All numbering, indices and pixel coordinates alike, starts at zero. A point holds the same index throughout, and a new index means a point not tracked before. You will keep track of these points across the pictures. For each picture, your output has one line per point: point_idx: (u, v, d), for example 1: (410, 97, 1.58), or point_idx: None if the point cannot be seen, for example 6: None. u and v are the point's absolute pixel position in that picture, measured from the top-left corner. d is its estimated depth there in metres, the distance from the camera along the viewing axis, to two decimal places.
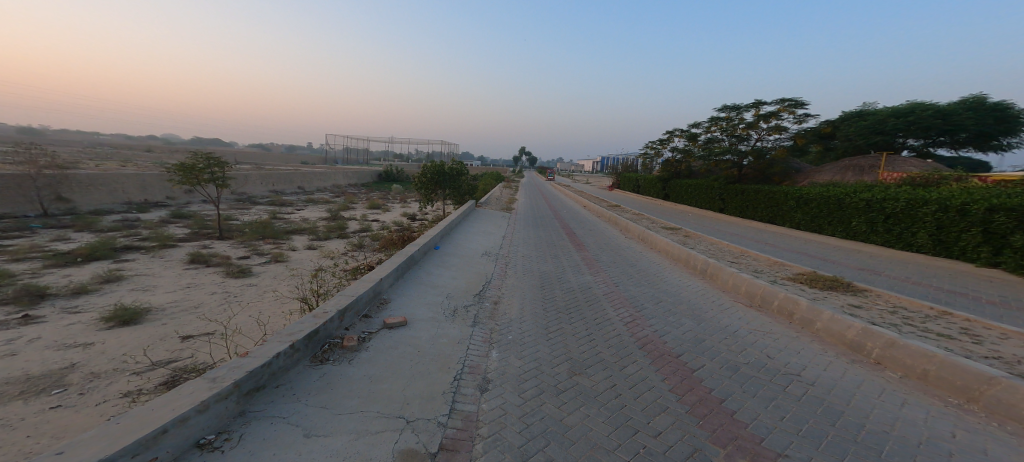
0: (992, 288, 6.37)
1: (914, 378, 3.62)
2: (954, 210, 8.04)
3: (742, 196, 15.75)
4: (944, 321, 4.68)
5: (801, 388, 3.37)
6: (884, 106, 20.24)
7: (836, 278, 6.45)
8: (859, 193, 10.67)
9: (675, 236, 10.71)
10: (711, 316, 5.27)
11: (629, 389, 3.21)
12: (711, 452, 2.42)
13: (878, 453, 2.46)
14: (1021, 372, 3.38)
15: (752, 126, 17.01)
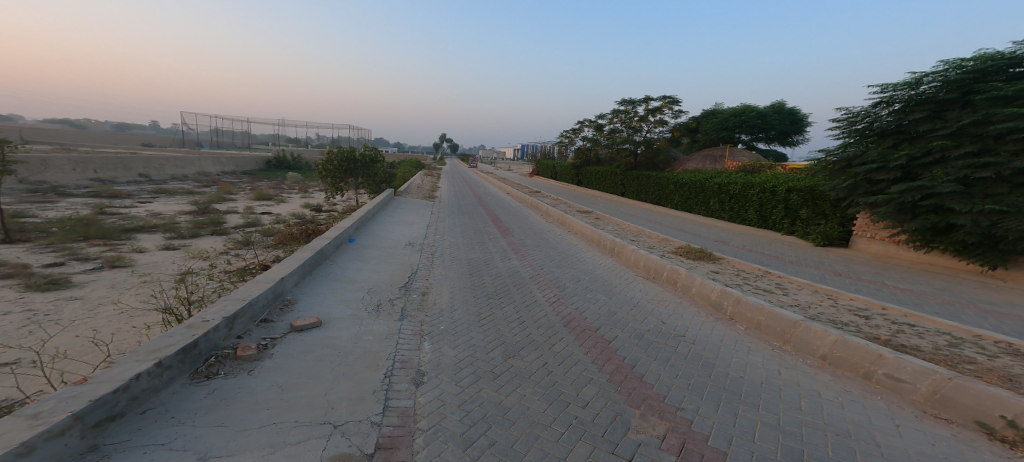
0: (791, 251, 8.21)
1: (751, 327, 4.60)
2: (773, 190, 10.15)
3: (636, 182, 17.69)
4: (767, 279, 6.00)
5: (689, 348, 4.04)
6: (726, 107, 24.96)
7: (705, 250, 7.72)
8: (713, 179, 12.74)
9: (587, 219, 11.60)
10: (619, 290, 5.95)
11: (559, 365, 3.52)
12: (629, 413, 2.82)
13: (738, 396, 3.13)
14: (810, 314, 4.51)
15: (644, 119, 19.06)
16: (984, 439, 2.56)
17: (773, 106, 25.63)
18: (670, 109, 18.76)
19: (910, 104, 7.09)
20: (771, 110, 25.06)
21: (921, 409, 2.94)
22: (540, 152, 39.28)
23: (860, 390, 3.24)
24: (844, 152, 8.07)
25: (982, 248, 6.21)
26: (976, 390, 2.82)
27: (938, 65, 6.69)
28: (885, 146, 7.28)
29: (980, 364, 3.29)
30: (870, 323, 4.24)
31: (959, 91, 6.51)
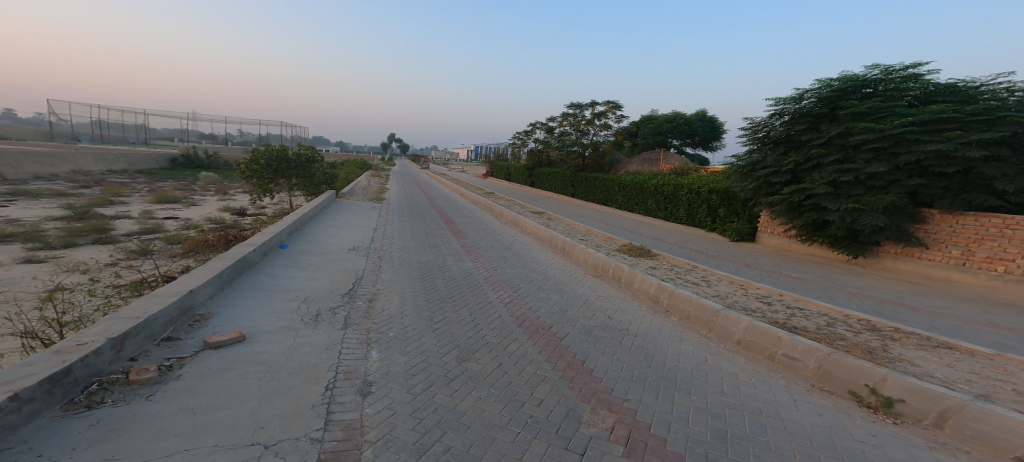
0: (715, 246, 8.96)
1: (682, 318, 4.96)
2: (699, 190, 11.04)
3: (584, 183, 18.37)
4: (696, 272, 6.50)
5: (632, 341, 4.26)
6: (662, 114, 26.88)
7: (645, 248, 8.20)
8: (651, 180, 13.56)
9: (540, 219, 11.79)
10: (570, 288, 6.13)
11: (514, 366, 3.54)
12: (581, 408, 2.91)
13: (675, 383, 3.35)
14: (730, 302, 4.98)
15: (590, 123, 19.86)
16: (856, 407, 2.98)
17: (702, 114, 28.07)
18: (614, 113, 19.72)
19: (794, 116, 8.13)
20: (698, 117, 27.28)
21: (811, 383, 3.35)
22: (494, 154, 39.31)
23: (765, 370, 3.62)
24: (749, 157, 9.00)
25: (847, 239, 7.40)
26: (849, 363, 3.28)
27: (814, 82, 7.74)
28: (778, 152, 8.27)
29: (850, 339, 3.84)
30: (772, 308, 4.77)
31: (830, 106, 7.60)
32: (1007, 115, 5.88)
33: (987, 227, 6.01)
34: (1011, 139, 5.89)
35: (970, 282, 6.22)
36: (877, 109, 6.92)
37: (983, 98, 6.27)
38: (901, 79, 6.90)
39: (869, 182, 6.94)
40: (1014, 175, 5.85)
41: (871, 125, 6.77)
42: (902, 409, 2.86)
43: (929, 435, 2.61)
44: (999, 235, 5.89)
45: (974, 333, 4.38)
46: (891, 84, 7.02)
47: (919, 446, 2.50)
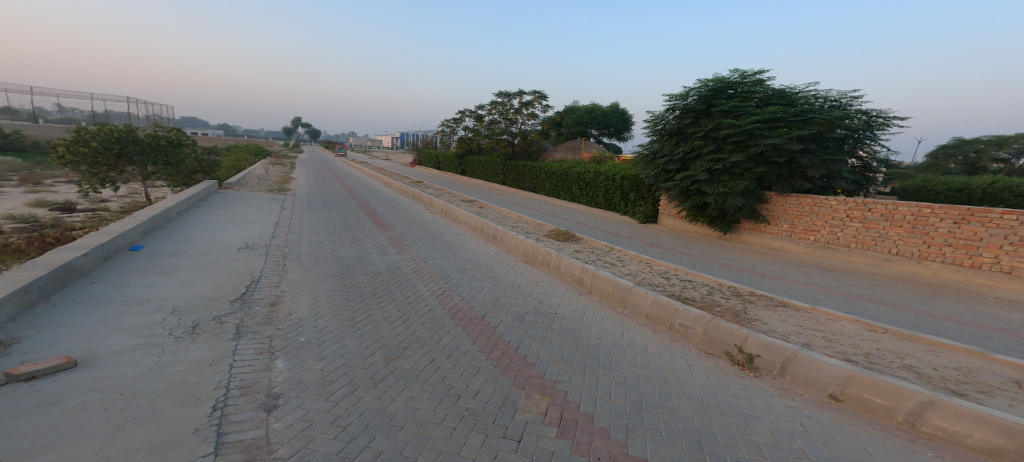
0: (629, 229, 9.68)
1: (603, 297, 5.16)
2: (614, 177, 11.76)
3: (514, 172, 18.49)
4: (614, 254, 6.83)
5: (561, 323, 4.21)
6: (583, 106, 28.27)
7: (570, 232, 8.45)
8: (574, 168, 14.05)
9: (470, 208, 11.49)
10: (502, 275, 5.89)
11: (447, 359, 3.21)
12: (516, 395, 2.77)
13: (597, 361, 3.40)
14: (640, 280, 5.31)
15: (518, 112, 20.01)
16: (730, 366, 3.35)
17: (616, 106, 30.19)
18: (540, 103, 20.08)
19: (680, 111, 8.92)
20: (613, 109, 29.11)
21: (699, 349, 3.71)
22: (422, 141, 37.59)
23: (666, 340, 3.93)
24: (650, 146, 9.69)
25: (717, 218, 8.65)
26: (723, 327, 3.69)
27: (695, 82, 8.55)
28: (670, 144, 9.11)
29: (722, 305, 4.37)
30: (675, 283, 5.18)
31: (706, 103, 8.52)
32: (814, 117, 7.28)
33: (802, 205, 7.53)
34: (816, 136, 7.30)
35: (793, 248, 7.74)
36: (736, 108, 8.01)
37: (802, 101, 7.60)
38: (751, 83, 8.01)
39: (730, 170, 8.14)
40: (818, 164, 7.32)
41: (731, 123, 7.83)
42: (760, 362, 3.31)
43: (783, 384, 3.04)
44: (811, 211, 7.41)
45: (797, 291, 5.32)
46: (745, 87, 8.12)
47: (772, 395, 2.90)
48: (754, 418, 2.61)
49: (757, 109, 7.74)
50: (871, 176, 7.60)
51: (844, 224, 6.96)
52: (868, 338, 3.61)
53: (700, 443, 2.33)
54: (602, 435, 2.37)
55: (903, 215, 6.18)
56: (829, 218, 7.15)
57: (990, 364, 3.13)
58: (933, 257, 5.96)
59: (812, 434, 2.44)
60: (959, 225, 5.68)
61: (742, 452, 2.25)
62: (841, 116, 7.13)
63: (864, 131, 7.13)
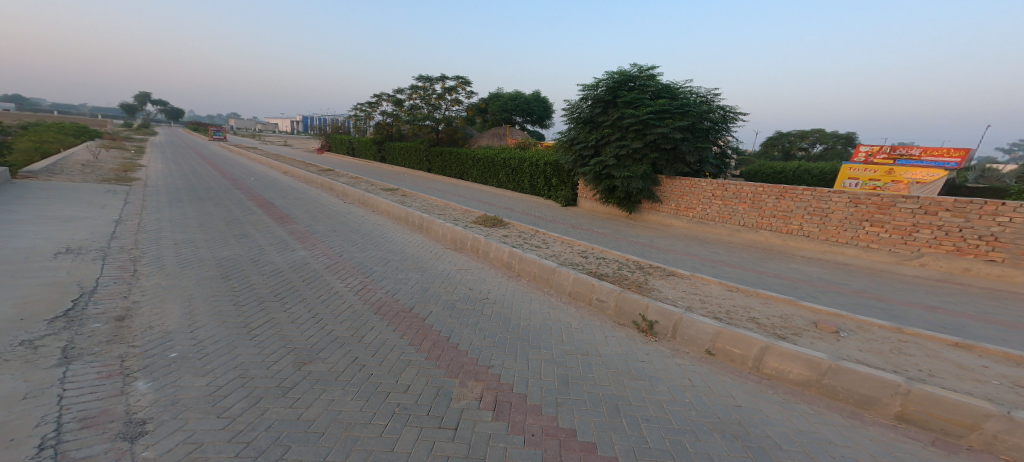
0: (553, 212, 10.05)
1: (530, 279, 5.27)
2: (537, 163, 12.09)
3: (440, 159, 17.94)
4: (539, 237, 6.99)
5: (492, 308, 4.18)
6: (508, 93, 28.46)
7: (498, 218, 8.44)
8: (499, 154, 14.09)
9: (393, 197, 10.81)
10: (429, 264, 5.67)
11: (372, 357, 2.97)
12: (450, 384, 2.66)
13: (528, 341, 3.44)
14: (563, 260, 5.51)
15: (441, 97, 19.36)
16: (642, 333, 3.66)
17: (539, 94, 30.96)
18: (464, 90, 19.64)
19: (589, 100, 9.39)
20: (534, 97, 29.81)
21: (613, 321, 3.99)
22: (334, 124, 34.26)
23: (586, 315, 4.14)
24: (567, 133, 10.09)
25: (624, 200, 9.46)
26: (631, 297, 4.02)
27: (603, 74, 9.03)
28: (584, 131, 9.57)
29: (630, 278, 4.77)
30: (593, 261, 5.49)
31: (612, 94, 9.07)
32: (692, 110, 8.42)
33: (682, 186, 8.64)
34: (692, 126, 8.49)
35: (677, 224, 8.84)
36: (635, 100, 8.71)
37: (683, 95, 8.59)
38: (646, 77, 8.70)
39: (631, 156, 8.91)
40: (694, 151, 8.53)
41: (631, 113, 8.47)
42: (660, 327, 3.66)
43: (675, 345, 3.43)
44: (689, 192, 8.53)
45: (685, 262, 5.96)
46: (641, 80, 8.78)
47: (669, 356, 3.23)
48: (658, 379, 2.87)
49: (651, 102, 8.55)
50: (727, 161, 9.27)
51: (711, 201, 8.21)
52: (728, 297, 4.23)
53: (620, 408, 2.48)
54: (535, 412, 2.41)
55: (747, 194, 7.65)
56: (702, 197, 8.35)
57: (799, 310, 3.91)
58: (767, 225, 7.45)
59: (696, 387, 2.77)
60: (779, 199, 7.24)
61: (651, 411, 2.45)
62: (708, 110, 8.43)
63: (722, 123, 8.62)
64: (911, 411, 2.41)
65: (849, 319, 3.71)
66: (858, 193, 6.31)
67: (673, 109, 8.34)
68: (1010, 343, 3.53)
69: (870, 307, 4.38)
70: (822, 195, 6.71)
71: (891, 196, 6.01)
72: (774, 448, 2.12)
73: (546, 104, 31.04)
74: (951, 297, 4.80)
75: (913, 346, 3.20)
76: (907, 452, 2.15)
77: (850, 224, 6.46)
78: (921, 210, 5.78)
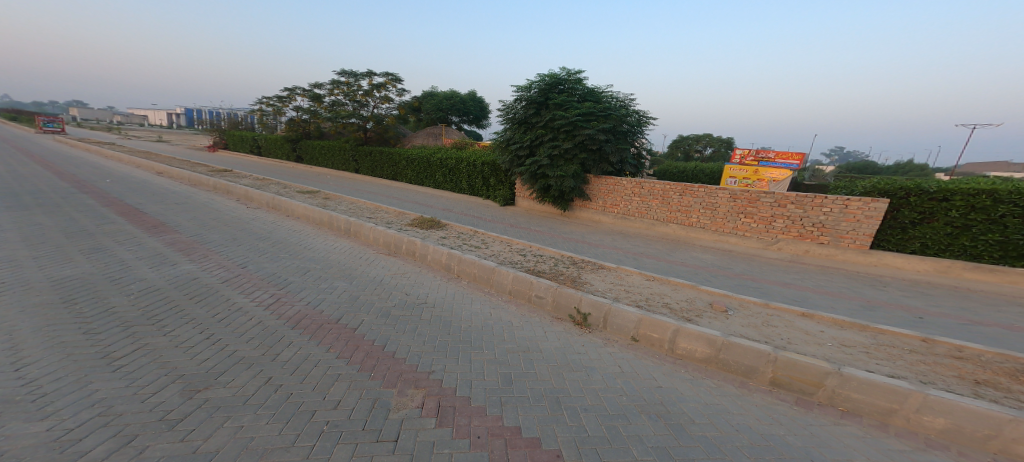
0: (491, 212, 10.10)
1: (470, 280, 5.27)
2: (474, 163, 12.11)
3: (369, 158, 16.98)
4: (478, 238, 7.02)
5: (431, 312, 4.11)
6: (443, 93, 28.10)
7: (434, 219, 8.27)
8: (435, 154, 13.80)
9: (314, 200, 9.91)
10: (359, 271, 5.36)
11: (291, 374, 2.74)
12: (387, 394, 2.58)
13: (469, 343, 3.46)
14: (502, 259, 5.61)
15: (368, 94, 18.25)
16: (578, 326, 3.90)
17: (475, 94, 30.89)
18: (394, 87, 18.75)
19: (522, 102, 9.63)
20: (469, 96, 29.54)
21: (551, 316, 4.19)
22: (234, 117, 29.86)
23: (525, 312, 4.28)
24: (503, 134, 10.25)
25: (557, 198, 9.90)
26: (566, 292, 4.25)
27: (535, 77, 9.33)
28: (519, 132, 9.80)
29: (564, 273, 5.04)
30: (530, 259, 5.69)
31: (544, 96, 9.42)
32: (613, 113, 9.08)
33: (608, 185, 9.31)
34: (614, 129, 9.16)
35: (605, 220, 9.49)
36: (565, 102, 9.14)
37: (606, 99, 9.22)
38: (574, 81, 9.16)
39: (563, 156, 9.35)
40: (616, 152, 9.24)
41: (562, 115, 8.87)
42: (592, 319, 3.93)
43: (605, 335, 3.72)
44: (614, 190, 9.21)
45: (612, 256, 6.44)
46: (569, 84, 9.23)
47: (601, 346, 3.50)
48: (592, 369, 3.09)
49: (579, 105, 9.03)
50: (643, 162, 10.22)
51: (632, 199, 8.95)
52: (648, 286, 4.69)
53: (560, 400, 2.63)
54: (480, 414, 2.44)
55: (660, 192, 8.48)
56: (624, 194, 9.06)
57: (700, 294, 4.48)
58: (677, 219, 8.32)
59: (625, 373, 3.05)
60: (685, 196, 8.12)
61: (588, 400, 2.64)
62: (627, 114, 9.17)
63: (638, 127, 9.46)
64: (780, 376, 2.91)
65: (734, 298, 4.35)
66: (736, 189, 7.48)
67: (598, 112, 8.92)
68: (851, 310, 4.43)
69: (751, 287, 5.15)
70: (713, 192, 7.76)
71: (756, 192, 7.23)
72: (688, 423, 2.42)
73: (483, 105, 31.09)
74: (814, 276, 5.84)
75: (777, 318, 3.86)
76: (780, 413, 2.60)
77: (732, 216, 7.61)
78: (780, 203, 7.03)
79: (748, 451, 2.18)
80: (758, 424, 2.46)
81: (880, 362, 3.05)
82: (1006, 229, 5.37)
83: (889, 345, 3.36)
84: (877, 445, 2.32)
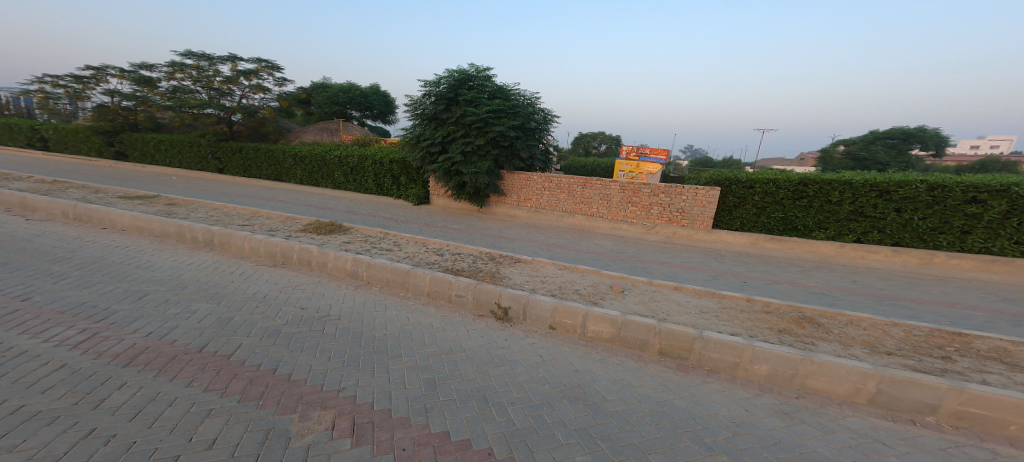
0: (403, 212, 9.68)
1: (383, 285, 4.99)
2: (382, 161, 11.44)
3: (238, 155, 14.68)
4: (389, 240, 6.67)
5: (336, 325, 3.78)
6: (336, 84, 25.67)
7: (334, 223, 7.56)
8: (331, 152, 12.62)
9: (152, 207, 7.99)
10: (232, 289, 4.60)
11: (134, 420, 2.22)
12: (284, 422, 2.31)
13: (385, 353, 3.28)
14: (417, 261, 5.42)
15: (232, 81, 15.41)
16: (498, 322, 3.99)
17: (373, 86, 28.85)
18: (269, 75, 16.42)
19: (433, 97, 9.38)
20: (370, 90, 27.57)
21: (473, 314, 4.22)
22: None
23: (446, 314, 4.22)
24: (412, 130, 9.86)
25: (472, 195, 9.92)
26: (486, 288, 4.31)
27: (445, 72, 9.18)
28: (430, 128, 9.53)
29: (484, 269, 5.10)
30: (449, 258, 5.61)
31: (454, 92, 9.30)
32: (522, 110, 9.36)
33: (521, 181, 9.68)
34: (523, 126, 9.47)
35: (520, 214, 9.81)
36: (475, 98, 9.14)
37: (514, 97, 9.46)
38: (483, 77, 9.20)
39: (476, 153, 9.39)
40: (526, 148, 9.59)
41: (473, 111, 8.85)
42: (512, 313, 4.07)
43: (526, 327, 3.90)
44: (527, 185, 9.59)
45: (528, 248, 6.73)
46: (479, 80, 9.24)
47: (522, 337, 3.66)
48: (516, 362, 3.21)
49: (489, 101, 9.11)
50: (551, 157, 10.81)
51: (543, 193, 9.42)
52: (561, 275, 5.01)
53: (487, 398, 2.68)
54: (403, 425, 2.35)
55: (567, 185, 9.09)
56: (538, 187, 9.46)
57: (603, 278, 4.95)
58: (582, 211, 9.02)
59: (546, 361, 3.23)
60: (589, 188, 8.84)
61: (513, 394, 2.74)
62: (534, 112, 9.58)
63: (545, 124, 9.97)
64: (667, 347, 3.38)
65: (628, 279, 4.91)
66: (624, 182, 8.41)
67: (507, 109, 9.10)
68: (714, 281, 5.36)
69: (642, 269, 5.84)
70: (610, 185, 8.57)
71: (638, 184, 8.27)
72: (602, 401, 2.68)
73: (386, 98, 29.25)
74: (683, 255, 6.85)
75: (661, 295, 4.46)
76: (668, 379, 3.04)
77: (622, 205, 8.53)
78: (655, 193, 8.15)
79: (649, 419, 2.51)
80: (653, 392, 2.84)
81: (734, 322, 3.77)
82: (785, 208, 7.20)
83: (729, 307, 4.16)
84: (734, 395, 2.87)
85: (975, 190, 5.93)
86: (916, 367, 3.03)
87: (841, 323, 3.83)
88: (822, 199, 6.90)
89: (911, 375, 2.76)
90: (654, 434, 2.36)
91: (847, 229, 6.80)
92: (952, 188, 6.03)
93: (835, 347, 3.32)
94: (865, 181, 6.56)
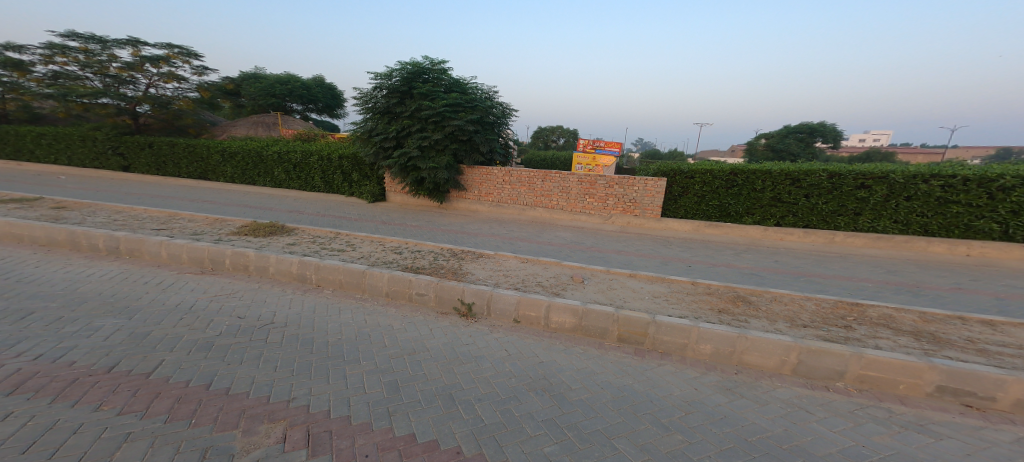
0: (356, 210, 9.24)
1: (336, 288, 4.73)
2: (329, 158, 10.82)
3: (152, 152, 13.14)
4: (341, 240, 6.35)
5: (283, 333, 3.53)
6: (272, 74, 23.77)
7: (274, 224, 7.05)
8: (269, 147, 11.73)
9: (39, 213, 6.91)
10: (150, 301, 4.13)
11: (26, 454, 1.91)
12: (224, 439, 2.11)
13: (341, 358, 3.11)
14: (373, 261, 5.18)
15: (135, 68, 13.85)
16: (462, 318, 3.93)
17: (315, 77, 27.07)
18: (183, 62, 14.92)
19: (386, 90, 8.98)
20: (313, 82, 25.86)
21: (436, 311, 4.13)
22: None
23: (407, 313, 4.09)
24: (364, 124, 9.38)
25: (431, 191, 9.68)
26: (448, 285, 4.22)
27: (397, 64, 8.81)
28: (383, 122, 9.11)
29: (445, 266, 5.00)
30: (410, 256, 5.44)
31: (408, 85, 8.96)
32: (480, 104, 9.22)
33: (481, 175, 9.62)
34: (481, 120, 9.35)
35: (481, 209, 9.71)
36: (431, 92, 8.87)
37: (471, 90, 9.29)
38: (438, 70, 8.93)
39: (433, 147, 9.14)
40: (485, 142, 9.49)
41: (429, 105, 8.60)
42: (476, 308, 4.02)
43: (490, 322, 3.88)
44: (488, 179, 9.54)
45: (489, 242, 6.70)
46: (434, 73, 8.96)
47: (487, 332, 3.63)
48: (481, 357, 3.18)
49: (445, 95, 8.88)
50: (512, 150, 10.75)
51: (503, 187, 9.41)
52: (524, 268, 5.03)
53: (453, 396, 2.62)
54: (365, 431, 2.24)
55: (528, 178, 9.16)
56: (499, 181, 9.42)
57: (564, 269, 5.04)
58: (543, 203, 9.12)
59: (511, 355, 3.23)
60: (548, 181, 8.96)
61: (481, 390, 2.71)
62: (492, 106, 9.49)
63: (503, 119, 9.90)
64: (625, 333, 3.51)
65: (588, 269, 5.03)
66: (582, 174, 8.62)
67: (465, 103, 8.92)
68: (662, 267, 5.66)
69: (597, 258, 6.02)
70: (568, 177, 8.74)
71: (594, 175, 8.51)
72: (567, 391, 2.73)
73: (331, 90, 27.56)
74: (631, 243, 7.14)
75: (618, 282, 4.62)
76: (627, 364, 3.16)
77: (580, 197, 8.73)
78: (610, 184, 8.42)
79: (612, 404, 2.59)
80: (615, 378, 2.94)
81: (682, 305, 3.99)
82: (720, 197, 7.74)
83: (677, 290, 4.40)
84: (684, 375, 3.04)
85: (862, 177, 6.76)
86: (827, 337, 3.38)
87: (768, 300, 4.19)
88: (748, 188, 7.51)
89: (824, 345, 3.06)
90: (616, 418, 2.44)
91: (769, 214, 7.44)
92: (845, 176, 6.83)
93: (764, 323, 3.62)
94: (781, 171, 7.26)
